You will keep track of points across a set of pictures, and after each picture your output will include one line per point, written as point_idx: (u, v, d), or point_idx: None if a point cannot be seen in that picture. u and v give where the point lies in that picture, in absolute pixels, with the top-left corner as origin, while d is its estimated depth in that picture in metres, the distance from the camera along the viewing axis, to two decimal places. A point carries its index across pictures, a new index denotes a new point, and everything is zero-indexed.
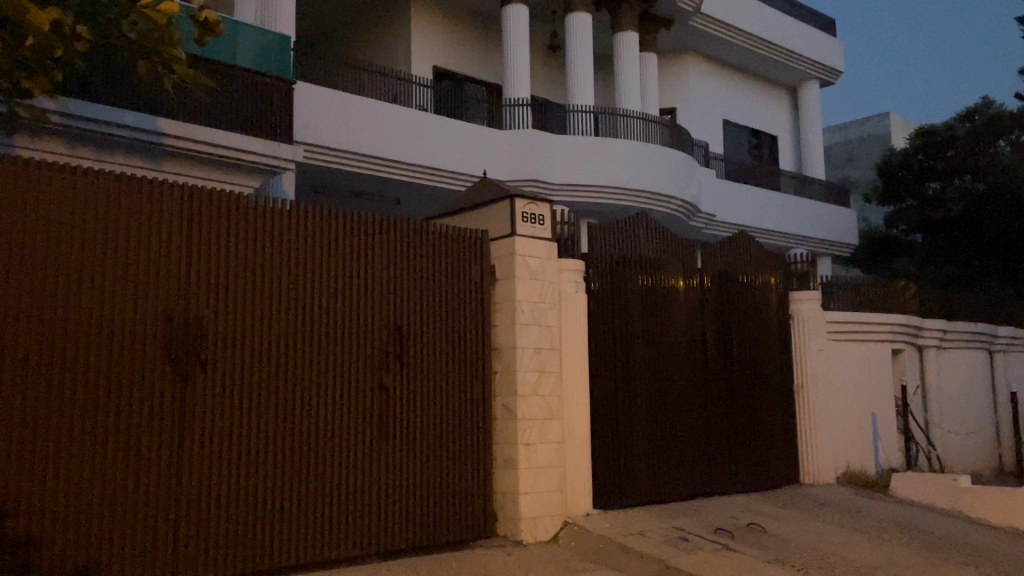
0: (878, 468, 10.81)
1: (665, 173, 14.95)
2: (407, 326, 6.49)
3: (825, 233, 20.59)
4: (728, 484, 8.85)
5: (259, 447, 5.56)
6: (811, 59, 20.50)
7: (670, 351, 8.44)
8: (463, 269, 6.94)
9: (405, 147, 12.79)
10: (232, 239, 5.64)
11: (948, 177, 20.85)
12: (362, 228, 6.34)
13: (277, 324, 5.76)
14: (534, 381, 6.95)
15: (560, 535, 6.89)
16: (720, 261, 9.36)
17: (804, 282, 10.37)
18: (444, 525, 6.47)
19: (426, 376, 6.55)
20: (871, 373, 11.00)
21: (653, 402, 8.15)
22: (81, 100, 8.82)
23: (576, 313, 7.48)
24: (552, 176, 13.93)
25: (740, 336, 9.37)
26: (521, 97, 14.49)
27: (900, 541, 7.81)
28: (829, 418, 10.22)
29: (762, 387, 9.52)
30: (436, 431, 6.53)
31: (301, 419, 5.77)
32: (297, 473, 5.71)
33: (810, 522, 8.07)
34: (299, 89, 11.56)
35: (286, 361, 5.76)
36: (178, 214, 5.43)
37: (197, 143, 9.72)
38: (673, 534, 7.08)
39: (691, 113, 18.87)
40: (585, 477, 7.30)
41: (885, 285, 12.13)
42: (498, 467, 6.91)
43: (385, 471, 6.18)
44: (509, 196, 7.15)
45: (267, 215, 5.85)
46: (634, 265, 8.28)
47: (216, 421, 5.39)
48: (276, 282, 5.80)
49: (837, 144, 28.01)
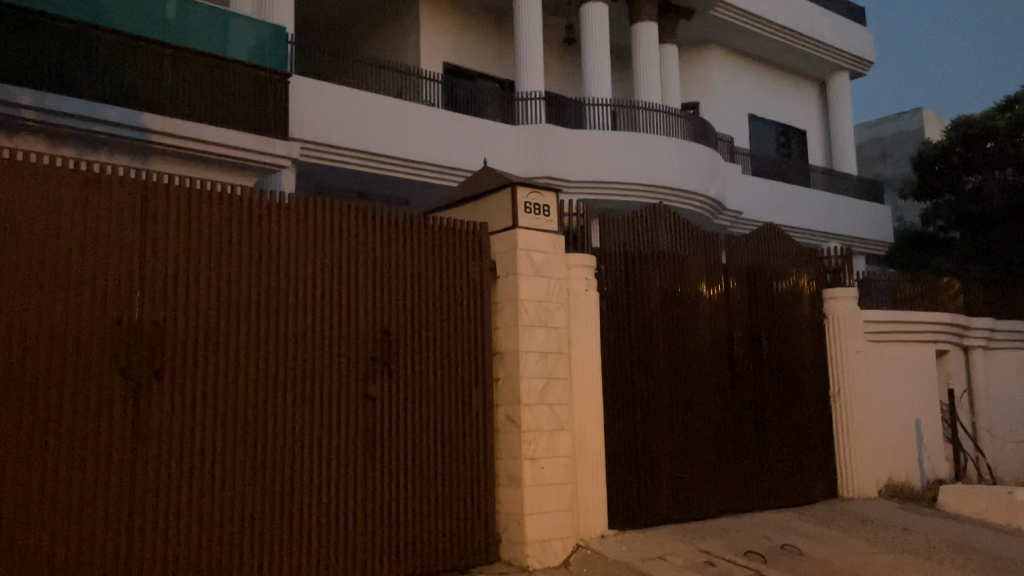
0: (923, 479, 10.03)
1: (688, 170, 14.27)
2: (394, 328, 5.83)
3: (858, 231, 19.71)
4: (760, 499, 8.12)
5: (229, 469, 4.93)
6: (841, 50, 19.65)
7: (693, 355, 7.74)
8: (458, 265, 6.28)
9: (413, 144, 12.17)
10: (194, 234, 5.01)
11: (988, 169, 19.78)
12: (343, 219, 5.69)
13: (246, 328, 5.12)
14: (540, 388, 6.26)
15: (571, 560, 6.21)
16: (747, 257, 8.63)
17: (838, 278, 9.65)
18: (441, 545, 5.80)
19: (419, 384, 5.89)
20: (914, 377, 10.21)
21: (677, 409, 7.48)
22: (61, 96, 8.38)
23: (588, 313, 6.81)
24: (567, 173, 13.25)
25: (769, 337, 8.63)
26: (534, 90, 13.78)
27: (952, 562, 7.03)
28: (870, 427, 9.45)
29: (794, 394, 8.78)
30: (430, 442, 5.87)
31: (275, 435, 5.13)
32: (273, 497, 5.07)
33: (851, 542, 7.32)
34: (294, 82, 10.92)
35: (256, 370, 5.11)
36: (131, 203, 4.81)
37: (186, 140, 9.24)
38: (697, 559, 6.37)
39: (715, 107, 18.15)
40: (599, 494, 6.60)
41: (926, 281, 11.32)
42: (502, 484, 6.23)
43: (373, 492, 5.51)
44: (510, 184, 6.44)
45: (239, 206, 5.23)
46: (651, 262, 7.58)
47: (176, 438, 4.76)
48: (245, 282, 5.16)
49: (867, 142, 27.06)
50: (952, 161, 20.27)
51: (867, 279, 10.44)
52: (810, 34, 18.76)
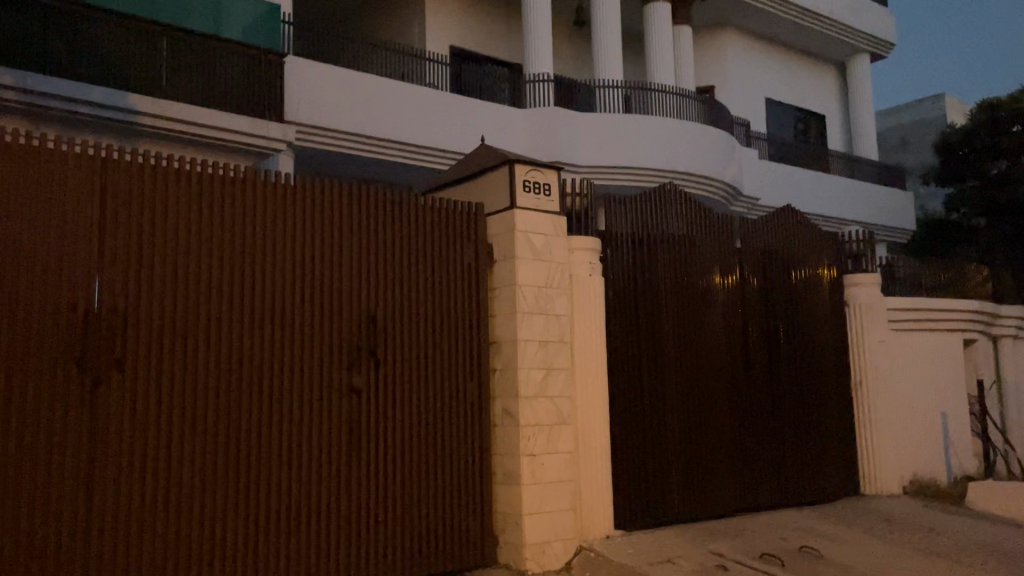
0: (950, 475, 9.56)
1: (702, 153, 13.80)
2: (381, 316, 5.43)
3: (879, 218, 19.13)
4: (776, 496, 7.68)
5: (198, 464, 4.54)
6: (861, 31, 19.09)
7: (705, 345, 7.31)
8: (452, 248, 5.88)
9: (416, 126, 11.75)
10: (160, 212, 4.61)
11: (1014, 154, 19.17)
12: (327, 199, 5.30)
13: (219, 315, 4.73)
14: (540, 380, 5.86)
15: (573, 563, 5.82)
16: (763, 240, 8.17)
17: (860, 264, 9.19)
18: (432, 543, 5.43)
19: (408, 374, 5.49)
20: (941, 369, 9.71)
21: (688, 403, 7.06)
22: (43, 76, 8.06)
23: (590, 298, 6.38)
24: (576, 158, 12.83)
25: (786, 326, 8.19)
26: (543, 72, 13.35)
27: (981, 564, 6.59)
28: (894, 420, 8.98)
29: (814, 386, 8.33)
30: (419, 434, 5.48)
31: (248, 432, 4.74)
32: (248, 500, 4.69)
33: (874, 544, 6.88)
34: (290, 62, 10.51)
35: (229, 362, 4.73)
36: (87, 178, 4.41)
37: (176, 123, 8.88)
38: (708, 563, 5.96)
39: (730, 91, 17.64)
40: (603, 493, 6.19)
41: (951, 269, 10.83)
42: (498, 482, 5.83)
43: (358, 487, 5.13)
44: (508, 161, 6.02)
45: (207, 184, 4.82)
46: (662, 246, 7.15)
47: (138, 438, 4.37)
48: (221, 266, 4.78)
49: (887, 129, 26.43)
50: (977, 146, 19.66)
51: (890, 265, 9.96)
52: (829, 14, 18.21)
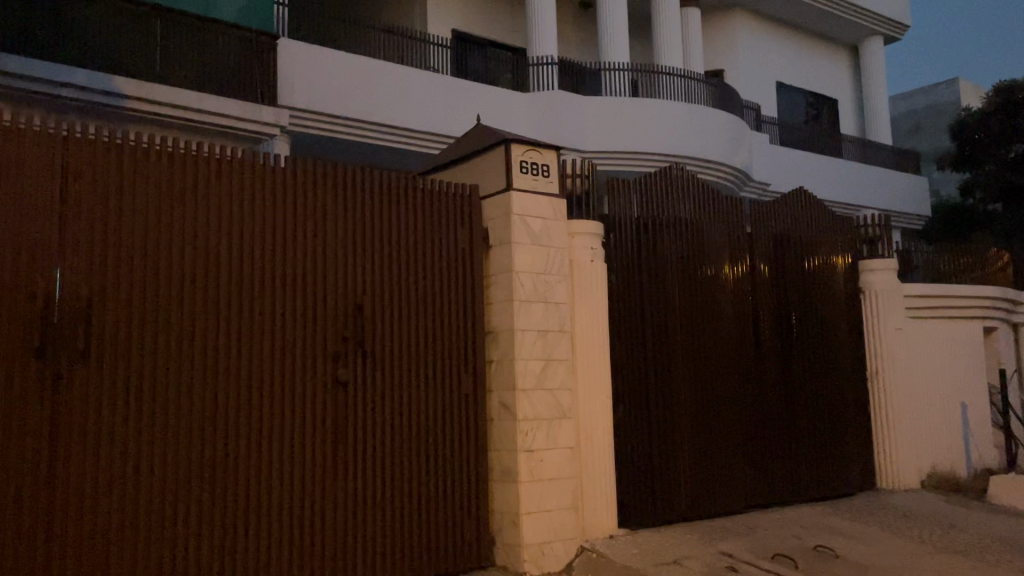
0: (969, 469, 9.21)
1: (711, 137, 13.43)
2: (369, 303, 5.13)
3: (894, 203, 18.71)
4: (788, 490, 7.37)
5: (169, 457, 4.26)
6: (873, 11, 18.65)
7: (713, 334, 6.98)
8: (446, 232, 5.58)
9: (415, 110, 11.40)
10: (128, 193, 4.31)
11: None
12: (311, 179, 4.99)
13: (192, 302, 4.43)
14: (538, 371, 5.56)
15: (575, 564, 5.52)
16: (774, 224, 7.83)
17: (875, 248, 8.82)
18: (424, 541, 5.14)
19: (398, 364, 5.20)
20: (960, 358, 9.35)
21: (695, 395, 6.74)
22: (24, 57, 7.80)
23: (592, 286, 6.07)
24: (581, 142, 12.50)
25: (798, 314, 7.85)
26: (547, 55, 12.99)
27: (1005, 562, 6.24)
28: (911, 411, 8.64)
29: (828, 375, 8.01)
30: (409, 426, 5.19)
31: (226, 425, 4.47)
32: (226, 498, 4.42)
33: (891, 542, 6.55)
34: (284, 44, 10.17)
35: (204, 354, 4.44)
36: (48, 159, 4.11)
37: (163, 106, 8.59)
38: (716, 564, 5.64)
39: (740, 74, 17.23)
40: (607, 489, 5.89)
41: (969, 254, 10.44)
42: (495, 480, 5.53)
43: (343, 483, 4.85)
44: (504, 141, 5.69)
45: (181, 163, 4.51)
46: (667, 230, 6.80)
47: (104, 433, 4.08)
48: (196, 251, 4.48)
49: (902, 114, 25.91)
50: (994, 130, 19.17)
51: (907, 250, 9.59)
52: None
